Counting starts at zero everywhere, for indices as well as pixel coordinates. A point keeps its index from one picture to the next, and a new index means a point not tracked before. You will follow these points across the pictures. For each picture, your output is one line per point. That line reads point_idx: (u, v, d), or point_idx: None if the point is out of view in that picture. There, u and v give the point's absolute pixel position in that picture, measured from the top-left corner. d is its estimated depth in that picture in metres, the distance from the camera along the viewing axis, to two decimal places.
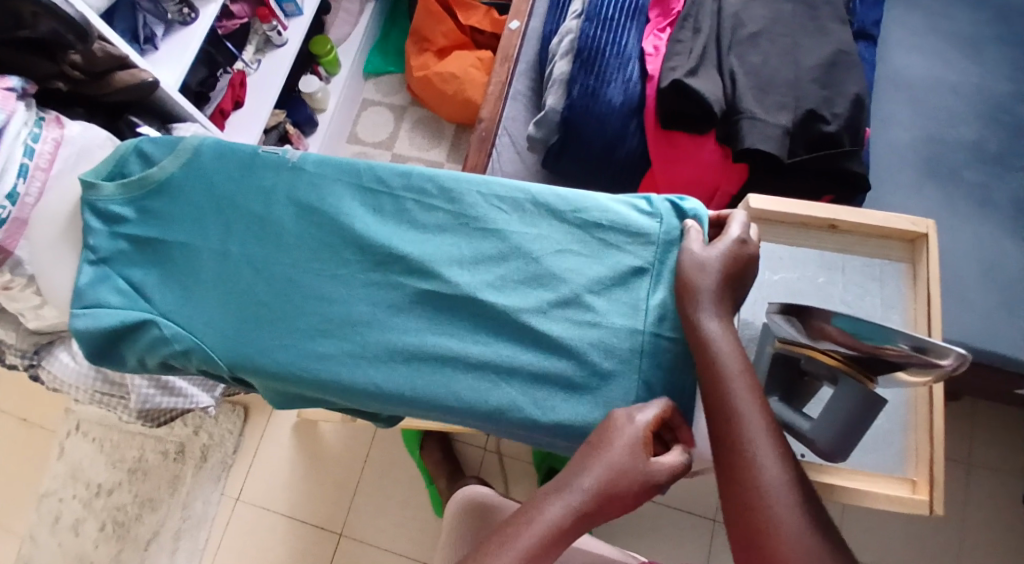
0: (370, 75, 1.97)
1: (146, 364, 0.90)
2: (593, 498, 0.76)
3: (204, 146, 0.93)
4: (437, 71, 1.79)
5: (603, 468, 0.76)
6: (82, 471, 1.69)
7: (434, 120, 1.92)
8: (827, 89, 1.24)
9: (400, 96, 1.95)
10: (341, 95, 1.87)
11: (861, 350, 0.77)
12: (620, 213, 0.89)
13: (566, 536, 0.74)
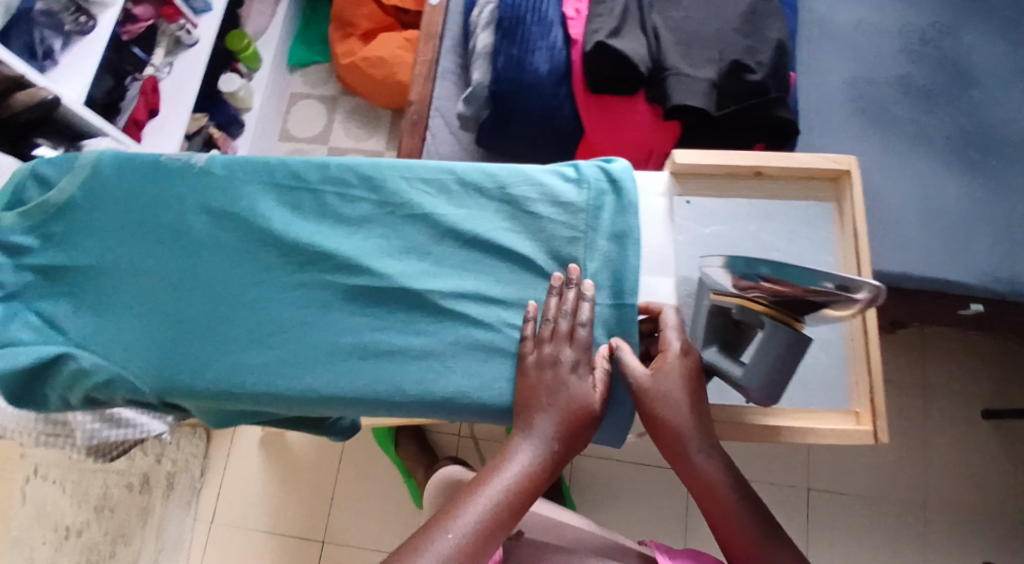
0: (295, 67, 1.91)
1: (70, 399, 0.86)
2: (540, 454, 0.78)
3: (104, 161, 0.88)
4: (365, 55, 1.74)
5: (547, 422, 0.78)
6: (49, 515, 1.60)
7: (367, 108, 1.87)
8: (750, 37, 1.23)
9: (328, 87, 1.90)
10: (266, 90, 1.81)
11: (785, 292, 0.76)
12: (548, 183, 0.86)
13: (515, 498, 0.77)
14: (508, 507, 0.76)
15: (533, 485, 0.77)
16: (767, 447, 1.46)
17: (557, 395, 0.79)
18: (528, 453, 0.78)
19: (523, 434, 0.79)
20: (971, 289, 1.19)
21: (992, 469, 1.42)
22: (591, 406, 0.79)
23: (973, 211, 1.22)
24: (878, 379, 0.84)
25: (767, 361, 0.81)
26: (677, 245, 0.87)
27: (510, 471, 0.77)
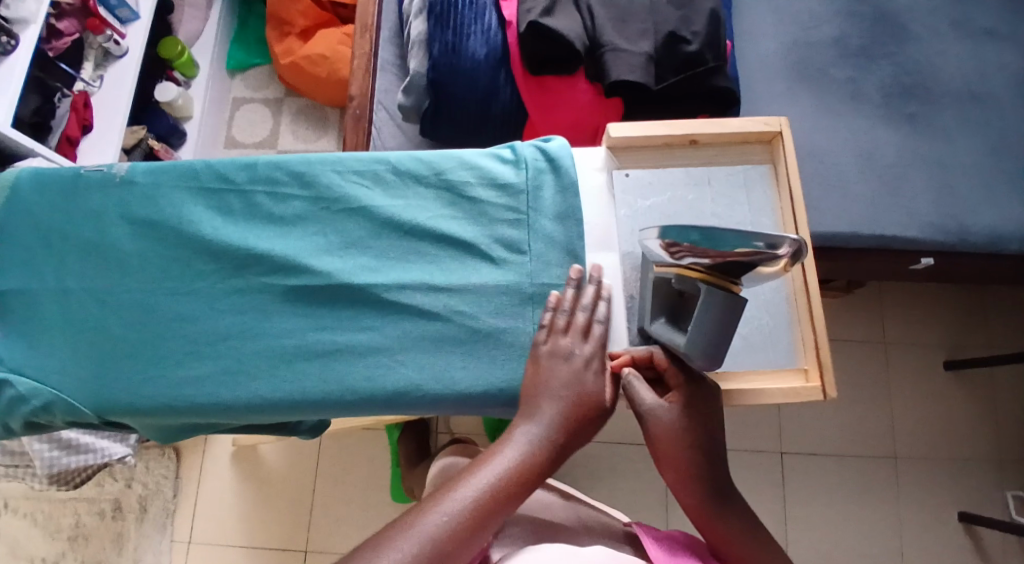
0: (235, 70, 1.87)
1: (10, 428, 0.83)
2: (540, 441, 0.77)
3: (21, 179, 0.85)
4: (304, 53, 1.71)
5: (552, 409, 0.77)
6: (22, 548, 1.60)
7: (313, 106, 1.84)
8: (683, 8, 1.23)
9: (271, 88, 1.86)
10: (207, 97, 1.78)
11: (712, 253, 0.74)
12: (484, 165, 0.85)
13: (512, 482, 0.76)
14: (505, 492, 0.75)
15: (530, 470, 0.76)
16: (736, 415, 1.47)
17: (564, 380, 0.78)
18: (528, 435, 0.77)
19: (527, 419, 0.77)
20: (920, 243, 1.20)
21: (956, 415, 1.45)
22: (581, 389, 0.78)
23: (916, 164, 1.23)
24: (821, 334, 0.84)
25: (704, 325, 0.76)
26: (617, 221, 0.86)
27: (510, 455, 0.76)
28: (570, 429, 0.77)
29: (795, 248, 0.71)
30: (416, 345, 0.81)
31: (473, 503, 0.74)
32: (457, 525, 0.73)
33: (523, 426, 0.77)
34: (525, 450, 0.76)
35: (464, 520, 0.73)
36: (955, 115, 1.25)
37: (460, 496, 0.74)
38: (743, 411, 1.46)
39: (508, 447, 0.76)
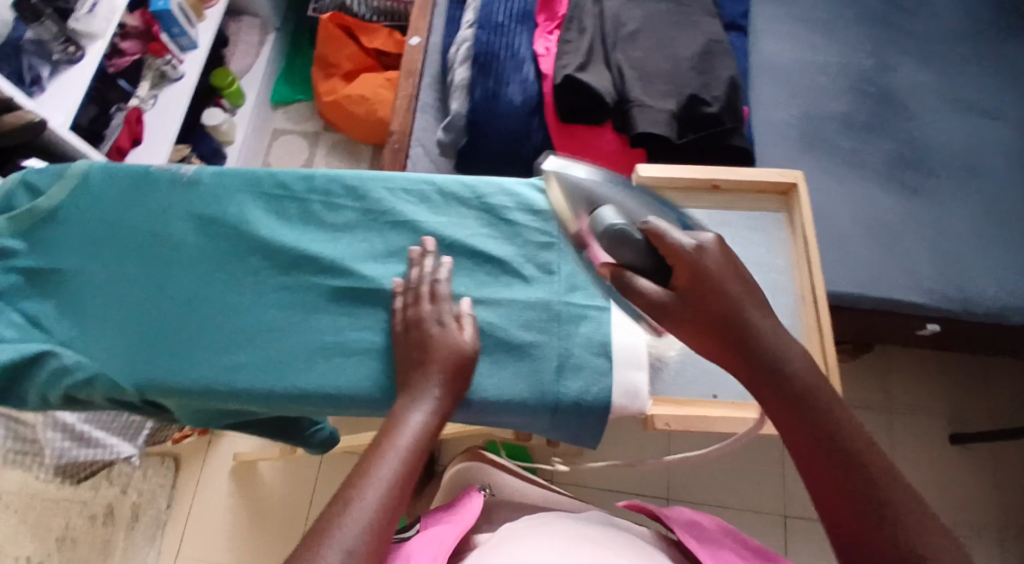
0: (277, 104, 1.97)
1: (49, 401, 0.88)
2: (432, 413, 0.77)
3: (94, 172, 0.93)
4: (347, 93, 1.79)
5: (432, 381, 0.79)
6: (8, 547, 1.65)
7: (346, 142, 1.92)
8: (702, 75, 1.29)
9: (311, 123, 1.95)
10: (248, 124, 1.85)
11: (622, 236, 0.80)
12: (522, 194, 0.93)
13: (416, 453, 0.74)
14: (409, 472, 0.72)
15: (433, 439, 0.76)
16: (731, 471, 1.52)
17: (440, 359, 0.81)
18: (420, 409, 0.77)
19: (411, 401, 0.78)
20: (926, 309, 1.25)
21: (957, 489, 1.47)
22: (465, 352, 0.82)
23: (921, 234, 1.29)
24: (835, 369, 0.84)
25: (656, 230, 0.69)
26: None
27: (411, 430, 0.75)
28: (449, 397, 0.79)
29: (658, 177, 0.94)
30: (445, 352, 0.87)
31: (388, 487, 0.71)
32: (381, 512, 0.68)
33: (409, 401, 0.78)
34: (424, 422, 0.76)
35: (385, 508, 0.69)
36: (961, 195, 1.31)
37: (373, 483, 0.70)
38: (742, 467, 1.51)
39: (400, 430, 0.75)
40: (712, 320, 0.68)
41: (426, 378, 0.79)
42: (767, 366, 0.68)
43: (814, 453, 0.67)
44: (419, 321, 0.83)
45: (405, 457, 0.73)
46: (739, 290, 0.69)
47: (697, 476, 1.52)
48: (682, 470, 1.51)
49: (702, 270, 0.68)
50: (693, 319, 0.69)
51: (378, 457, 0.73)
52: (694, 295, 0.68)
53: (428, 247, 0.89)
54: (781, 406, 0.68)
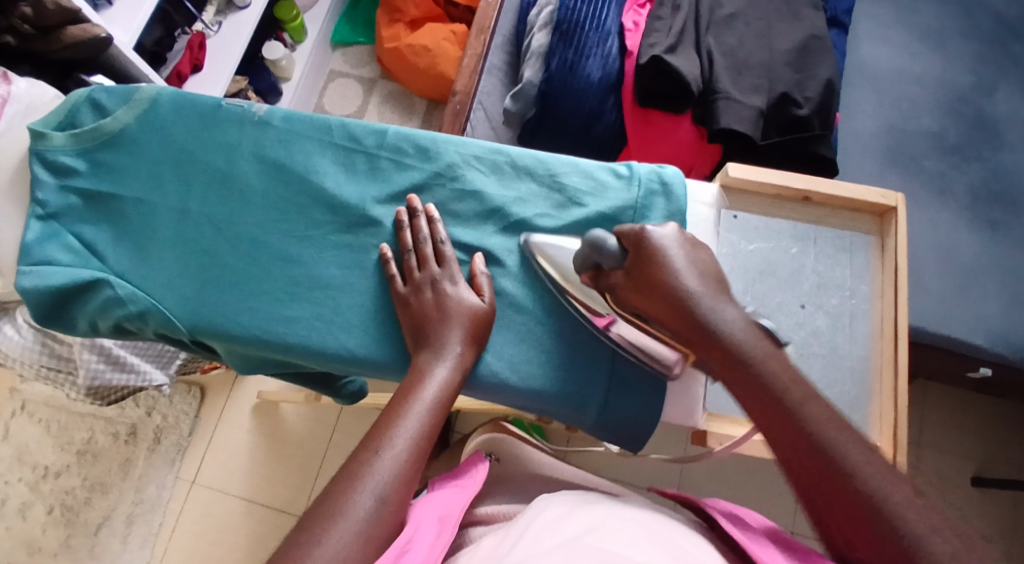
0: (337, 45, 1.94)
1: (98, 327, 0.88)
2: (454, 368, 0.79)
3: (162, 99, 0.90)
4: (409, 42, 1.75)
5: (454, 336, 0.80)
6: (29, 454, 1.74)
7: (403, 94, 1.88)
8: (800, 72, 1.23)
9: (368, 69, 1.91)
10: (307, 63, 1.82)
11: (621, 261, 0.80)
12: (597, 176, 0.89)
13: (439, 408, 0.77)
14: (435, 424, 0.76)
15: (454, 394, 0.78)
16: (748, 481, 1.49)
17: (454, 321, 0.81)
18: (444, 364, 0.79)
19: (434, 355, 0.80)
20: (984, 351, 1.19)
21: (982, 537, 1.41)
22: (480, 311, 0.82)
23: (992, 272, 1.22)
24: (902, 411, 0.86)
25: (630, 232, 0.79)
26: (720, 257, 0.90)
27: (433, 386, 0.77)
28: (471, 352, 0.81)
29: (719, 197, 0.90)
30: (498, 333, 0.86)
31: (412, 438, 0.74)
32: (408, 462, 0.72)
33: (431, 356, 0.80)
34: (447, 378, 0.78)
35: (412, 458, 0.73)
36: None
37: (399, 433, 0.74)
38: (757, 480, 1.48)
39: (423, 384, 0.77)
40: (671, 298, 0.75)
41: (447, 334, 0.81)
42: (734, 355, 0.73)
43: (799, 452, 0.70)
44: (418, 286, 0.83)
45: (428, 408, 0.76)
46: (686, 275, 0.76)
47: (713, 481, 1.49)
48: (699, 472, 1.49)
49: (647, 254, 0.77)
50: (650, 302, 0.77)
51: (402, 407, 0.76)
52: (648, 290, 0.77)
53: (417, 208, 0.87)
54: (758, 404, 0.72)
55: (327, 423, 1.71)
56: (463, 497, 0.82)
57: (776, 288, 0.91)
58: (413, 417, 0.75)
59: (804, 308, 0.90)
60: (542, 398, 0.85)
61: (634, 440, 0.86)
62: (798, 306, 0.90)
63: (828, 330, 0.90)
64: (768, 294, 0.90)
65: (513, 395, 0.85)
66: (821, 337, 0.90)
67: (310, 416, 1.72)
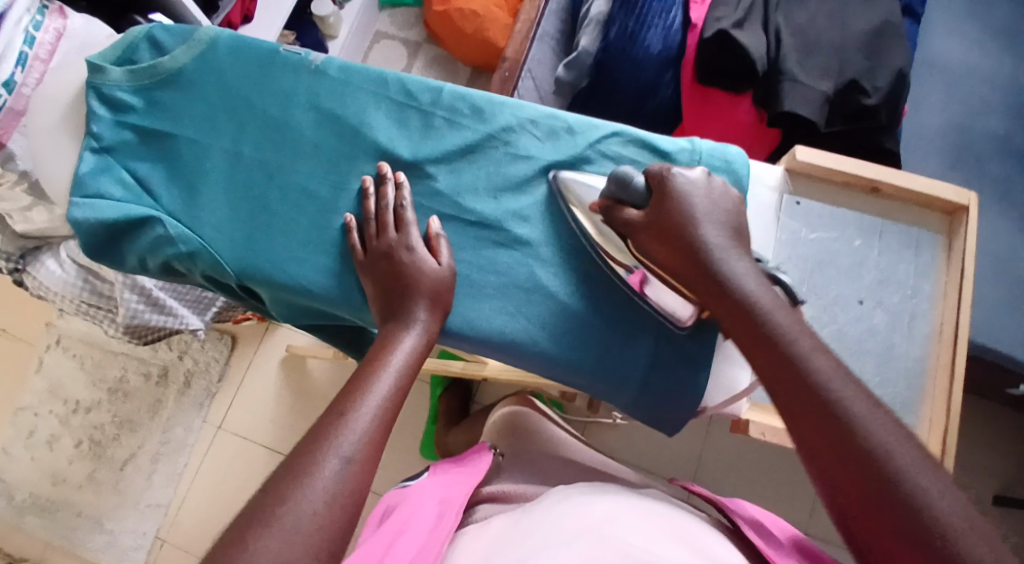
0: (384, 6, 1.92)
1: (148, 264, 0.88)
2: (419, 341, 0.78)
3: (221, 41, 0.89)
4: (458, 6, 1.71)
5: (422, 311, 0.79)
6: (61, 387, 1.78)
7: (448, 60, 1.88)
8: (872, 59, 1.19)
9: (414, 31, 1.90)
10: (354, 22, 1.81)
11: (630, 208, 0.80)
12: (659, 148, 0.86)
13: (407, 379, 0.75)
14: (402, 390, 0.73)
15: (422, 362, 0.76)
16: (768, 475, 1.48)
17: (421, 289, 0.80)
18: (413, 337, 0.77)
19: (400, 326, 0.78)
20: None
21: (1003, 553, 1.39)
22: (444, 282, 0.81)
23: None
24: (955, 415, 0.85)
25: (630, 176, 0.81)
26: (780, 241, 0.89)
27: (399, 357, 0.75)
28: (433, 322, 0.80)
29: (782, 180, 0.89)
30: (535, 308, 0.84)
31: (382, 405, 0.71)
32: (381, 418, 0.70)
33: (399, 329, 0.78)
34: (415, 347, 0.77)
35: (381, 420, 0.70)
36: None
37: (373, 395, 0.71)
38: (776, 476, 1.47)
39: (389, 353, 0.75)
40: (682, 251, 0.76)
41: (411, 309, 0.79)
42: (745, 313, 0.73)
43: (803, 420, 0.68)
44: (389, 249, 0.81)
45: (398, 377, 0.74)
46: (701, 224, 0.77)
47: (734, 472, 1.48)
48: (717, 463, 1.49)
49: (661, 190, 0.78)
50: (666, 262, 0.78)
51: (371, 376, 0.73)
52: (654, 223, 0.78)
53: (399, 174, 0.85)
54: (770, 373, 0.71)
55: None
56: (466, 482, 0.89)
57: (835, 279, 0.89)
58: (382, 386, 0.72)
59: (863, 303, 0.89)
60: (579, 376, 0.84)
61: (669, 423, 0.85)
62: (857, 301, 0.89)
63: (885, 328, 0.88)
64: (825, 287, 0.89)
65: (549, 367, 0.84)
66: (876, 334, 0.88)
67: (336, 373, 1.72)
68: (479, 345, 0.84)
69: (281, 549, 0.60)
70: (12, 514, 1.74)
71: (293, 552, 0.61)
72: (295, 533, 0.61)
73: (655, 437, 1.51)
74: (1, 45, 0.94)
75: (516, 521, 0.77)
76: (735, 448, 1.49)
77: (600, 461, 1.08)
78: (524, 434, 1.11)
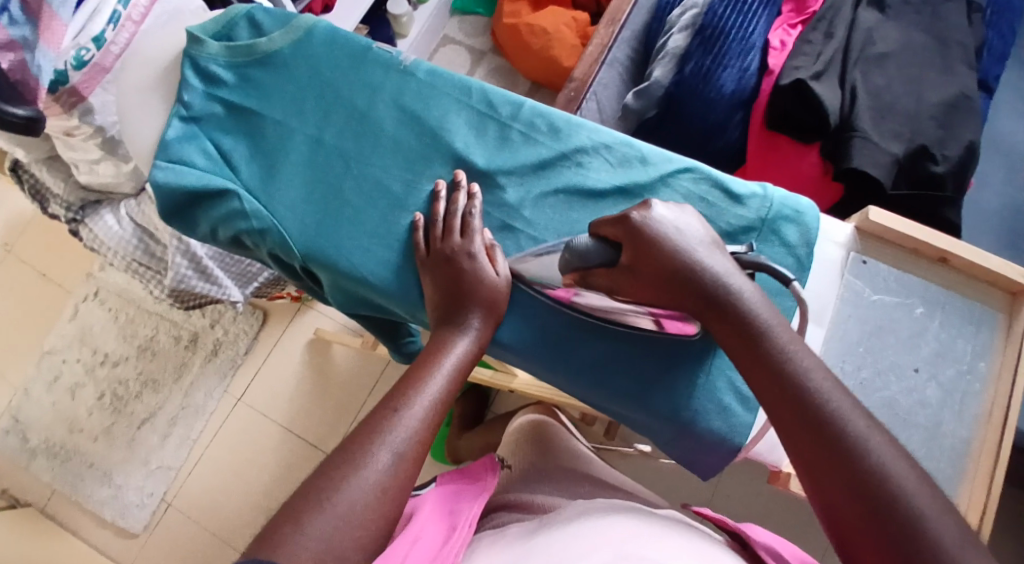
0: (456, 12, 1.95)
1: (218, 234, 0.91)
2: (473, 345, 0.80)
3: (318, 30, 0.92)
4: (529, 22, 1.74)
5: (477, 318, 0.81)
6: (92, 337, 1.82)
7: (509, 71, 1.89)
8: (943, 128, 1.19)
9: (481, 40, 1.92)
10: (425, 25, 1.84)
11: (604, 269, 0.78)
12: (731, 189, 0.86)
13: (455, 381, 0.78)
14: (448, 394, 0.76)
15: (473, 365, 0.79)
16: (775, 524, 1.47)
17: (480, 298, 0.81)
18: (468, 339, 0.80)
19: (455, 330, 0.80)
20: None
21: None
22: (500, 289, 0.82)
23: None
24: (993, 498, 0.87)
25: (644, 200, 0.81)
26: (843, 300, 0.90)
27: (447, 365, 0.78)
28: (488, 322, 0.82)
29: (851, 239, 0.91)
30: (582, 332, 0.85)
31: (428, 411, 0.74)
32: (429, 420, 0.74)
33: (452, 333, 0.80)
34: (468, 349, 0.79)
35: (431, 418, 0.74)
36: None
37: (420, 402, 0.74)
38: (784, 527, 1.46)
39: (441, 356, 0.78)
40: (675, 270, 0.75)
41: (466, 314, 0.81)
42: (743, 331, 0.73)
43: (800, 436, 0.68)
44: (452, 254, 0.82)
45: (447, 379, 0.77)
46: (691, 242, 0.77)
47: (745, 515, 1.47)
48: (728, 504, 1.48)
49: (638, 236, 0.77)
50: (653, 289, 0.77)
51: (423, 379, 0.76)
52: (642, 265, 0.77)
53: (460, 181, 0.86)
54: (769, 394, 0.71)
55: (373, 373, 1.73)
56: (477, 495, 0.85)
57: (892, 345, 0.90)
58: (429, 392, 0.75)
59: (917, 372, 0.90)
60: (620, 406, 0.85)
61: (704, 466, 0.86)
62: (912, 370, 0.90)
63: (937, 402, 0.89)
64: (882, 352, 0.90)
65: (596, 392, 0.85)
66: (927, 407, 0.89)
67: (360, 362, 1.74)
68: (530, 361, 0.85)
69: (330, 535, 0.65)
70: (24, 455, 1.78)
71: (343, 541, 0.65)
72: (348, 520, 0.66)
73: (667, 471, 1.51)
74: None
75: (531, 534, 0.76)
76: (745, 494, 1.48)
77: (619, 480, 1.08)
78: (549, 444, 1.12)
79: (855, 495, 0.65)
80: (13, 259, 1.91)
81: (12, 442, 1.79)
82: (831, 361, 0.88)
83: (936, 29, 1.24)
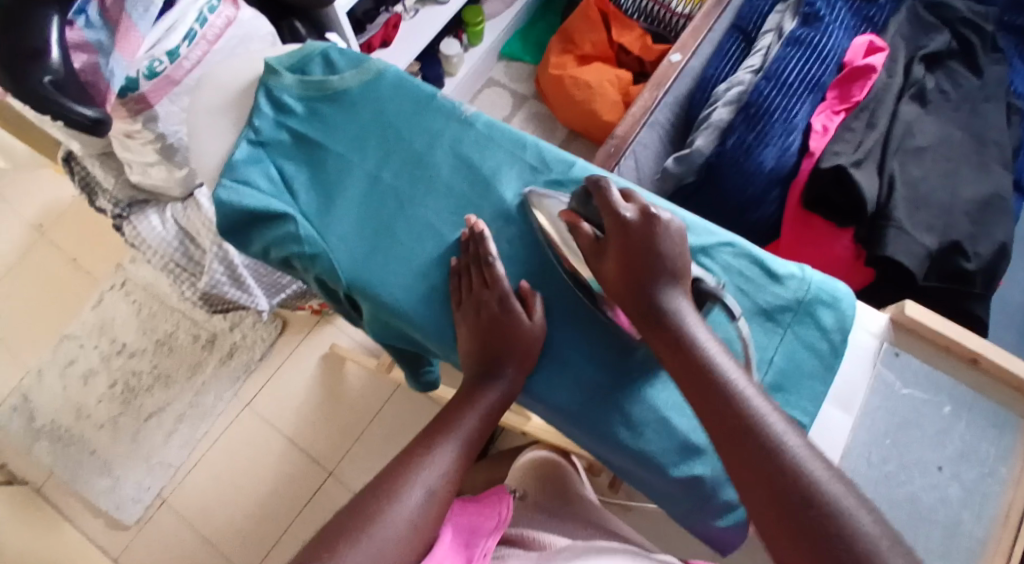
0: (503, 56, 2.01)
1: (270, 255, 0.94)
2: (500, 394, 0.85)
3: (387, 73, 0.96)
4: (574, 74, 1.79)
5: (511, 366, 0.85)
6: (111, 326, 1.85)
7: (549, 118, 1.94)
8: (976, 225, 1.22)
9: (525, 85, 1.98)
10: (474, 65, 1.89)
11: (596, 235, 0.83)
12: (769, 267, 0.88)
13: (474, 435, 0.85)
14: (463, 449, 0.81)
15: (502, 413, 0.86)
16: None
17: (516, 347, 0.85)
18: (499, 390, 0.85)
19: (487, 381, 0.85)
20: None
21: None
22: (531, 338, 0.85)
23: None
24: None
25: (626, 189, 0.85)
26: (875, 391, 0.92)
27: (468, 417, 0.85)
28: (520, 368, 0.85)
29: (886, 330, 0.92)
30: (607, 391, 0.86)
31: (441, 472, 0.80)
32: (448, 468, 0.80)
33: (482, 382, 0.85)
34: (494, 399, 0.85)
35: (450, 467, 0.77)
36: None
37: (431, 464, 0.80)
38: None
39: (463, 412, 0.85)
40: (642, 270, 0.80)
41: (500, 365, 0.85)
42: (681, 346, 0.78)
43: (733, 444, 0.73)
44: (483, 300, 0.86)
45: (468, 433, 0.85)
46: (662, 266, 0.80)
47: None
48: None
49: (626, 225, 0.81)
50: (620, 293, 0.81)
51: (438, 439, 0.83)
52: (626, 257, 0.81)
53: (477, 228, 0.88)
54: (703, 401, 0.76)
55: (381, 396, 1.75)
56: (494, 522, 0.86)
57: (917, 441, 0.94)
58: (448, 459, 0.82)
59: (938, 468, 0.95)
60: (636, 469, 0.87)
61: (720, 542, 0.88)
62: (932, 466, 0.95)
63: (954, 501, 0.92)
64: (906, 446, 0.94)
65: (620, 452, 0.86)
66: (944, 504, 0.93)
67: (370, 382, 1.77)
68: (557, 412, 0.87)
69: None
70: (28, 436, 1.80)
71: None
72: None
73: (662, 528, 1.52)
74: (174, 18, 1.09)
75: None
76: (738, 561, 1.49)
77: (620, 528, 1.10)
78: (553, 485, 1.14)
79: (777, 498, 0.70)
80: (46, 243, 1.96)
81: (18, 422, 1.81)
82: (857, 450, 0.91)
83: (975, 129, 1.28)
